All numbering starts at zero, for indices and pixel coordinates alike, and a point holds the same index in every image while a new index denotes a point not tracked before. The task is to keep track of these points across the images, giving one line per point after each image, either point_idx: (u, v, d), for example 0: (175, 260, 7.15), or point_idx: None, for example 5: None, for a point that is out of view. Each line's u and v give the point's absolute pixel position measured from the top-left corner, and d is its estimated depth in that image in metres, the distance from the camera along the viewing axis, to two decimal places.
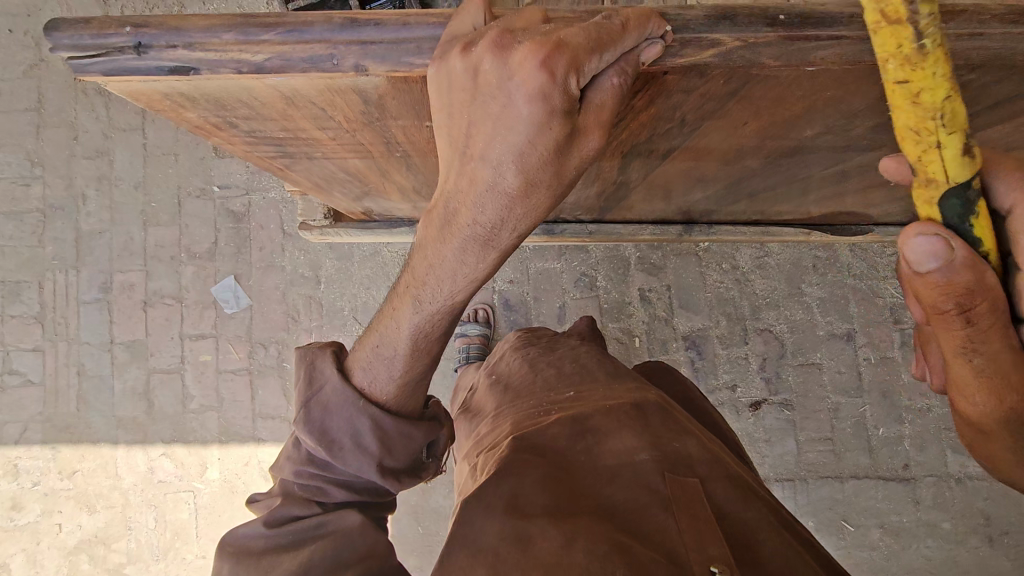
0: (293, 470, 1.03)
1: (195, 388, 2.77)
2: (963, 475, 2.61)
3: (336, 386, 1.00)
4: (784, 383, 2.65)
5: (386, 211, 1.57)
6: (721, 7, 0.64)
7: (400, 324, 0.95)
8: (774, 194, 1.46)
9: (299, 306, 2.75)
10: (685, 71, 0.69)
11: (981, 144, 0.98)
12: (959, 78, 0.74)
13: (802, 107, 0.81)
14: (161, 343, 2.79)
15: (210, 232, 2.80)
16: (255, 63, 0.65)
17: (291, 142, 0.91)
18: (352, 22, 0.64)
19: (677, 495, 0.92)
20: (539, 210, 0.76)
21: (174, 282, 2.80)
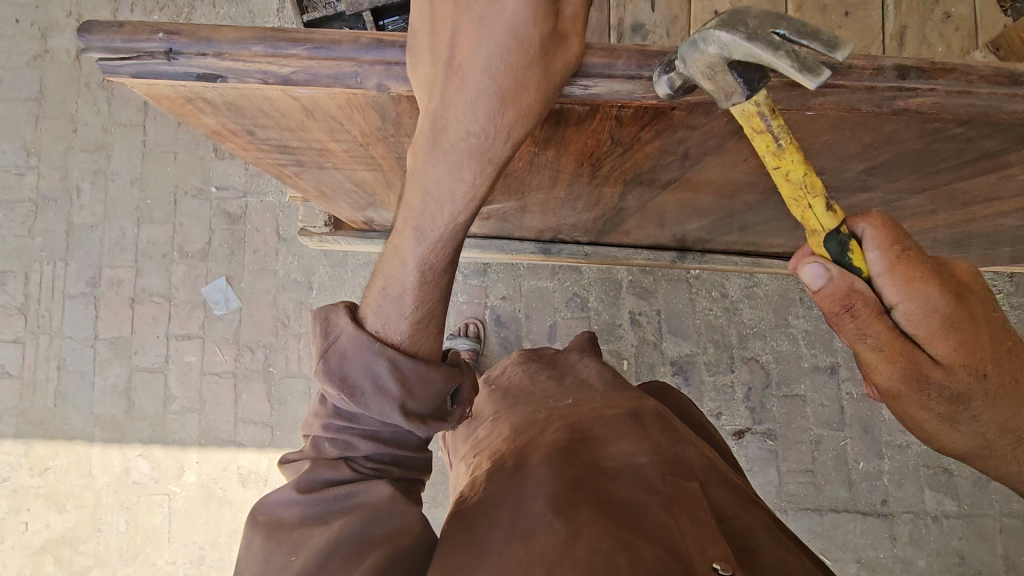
0: (322, 424, 0.98)
1: (177, 389, 2.74)
2: (940, 513, 2.65)
3: (348, 335, 0.86)
4: (767, 413, 2.68)
5: (386, 222, 1.59)
6: None
7: (373, 299, 0.89)
8: (767, 227, 1.50)
9: (290, 311, 2.74)
10: (691, 108, 0.72)
11: (967, 192, 1.02)
12: (950, 132, 0.77)
13: (800, 148, 0.84)
14: (147, 341, 2.76)
15: (204, 232, 2.79)
16: (282, 76, 0.68)
17: (305, 150, 0.92)
18: (379, 43, 0.67)
19: (677, 495, 0.97)
20: (533, 118, 0.68)
21: (163, 280, 2.78)
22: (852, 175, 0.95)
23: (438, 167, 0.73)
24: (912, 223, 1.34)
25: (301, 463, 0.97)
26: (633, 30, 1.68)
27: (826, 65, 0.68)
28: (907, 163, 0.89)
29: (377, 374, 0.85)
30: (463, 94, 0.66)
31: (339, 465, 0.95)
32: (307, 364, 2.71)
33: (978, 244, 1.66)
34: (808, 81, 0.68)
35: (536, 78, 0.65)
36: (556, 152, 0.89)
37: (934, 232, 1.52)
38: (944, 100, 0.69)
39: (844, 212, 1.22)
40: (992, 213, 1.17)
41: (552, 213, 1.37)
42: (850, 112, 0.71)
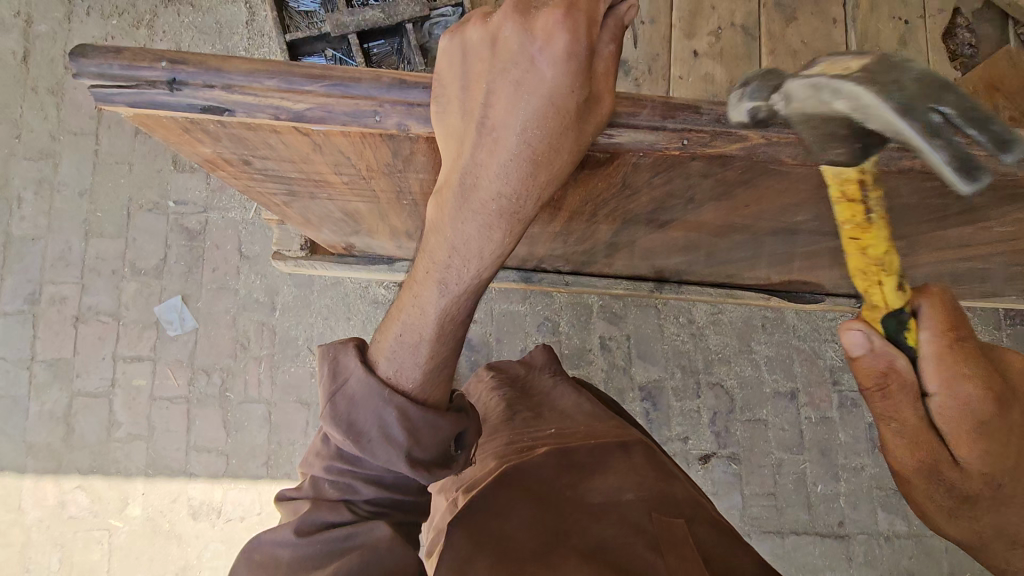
0: (323, 466, 0.93)
1: (123, 415, 2.55)
2: (891, 534, 2.75)
3: (356, 380, 0.85)
4: (732, 438, 2.74)
5: (366, 247, 1.54)
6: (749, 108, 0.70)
7: (387, 345, 0.88)
8: (743, 261, 1.54)
9: (250, 332, 2.61)
10: (710, 159, 0.74)
11: (942, 240, 1.07)
12: (946, 189, 0.81)
13: (801, 198, 0.87)
14: (91, 364, 2.58)
15: (159, 247, 2.65)
16: (295, 111, 0.66)
17: (300, 181, 0.89)
18: (401, 83, 0.66)
19: (665, 534, 0.95)
20: (562, 178, 0.70)
21: (112, 299, 2.61)
22: (840, 222, 0.99)
23: (467, 226, 0.73)
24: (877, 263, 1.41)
25: (300, 504, 0.92)
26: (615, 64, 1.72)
27: None
28: (895, 214, 0.93)
29: (386, 424, 0.83)
30: (497, 158, 0.67)
31: (337, 507, 0.90)
32: (267, 389, 2.59)
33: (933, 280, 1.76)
34: None
35: (569, 142, 0.66)
36: (563, 192, 0.88)
37: (895, 269, 1.60)
38: (944, 160, 0.73)
39: (822, 252, 1.26)
40: (953, 257, 1.24)
41: (539, 244, 1.37)
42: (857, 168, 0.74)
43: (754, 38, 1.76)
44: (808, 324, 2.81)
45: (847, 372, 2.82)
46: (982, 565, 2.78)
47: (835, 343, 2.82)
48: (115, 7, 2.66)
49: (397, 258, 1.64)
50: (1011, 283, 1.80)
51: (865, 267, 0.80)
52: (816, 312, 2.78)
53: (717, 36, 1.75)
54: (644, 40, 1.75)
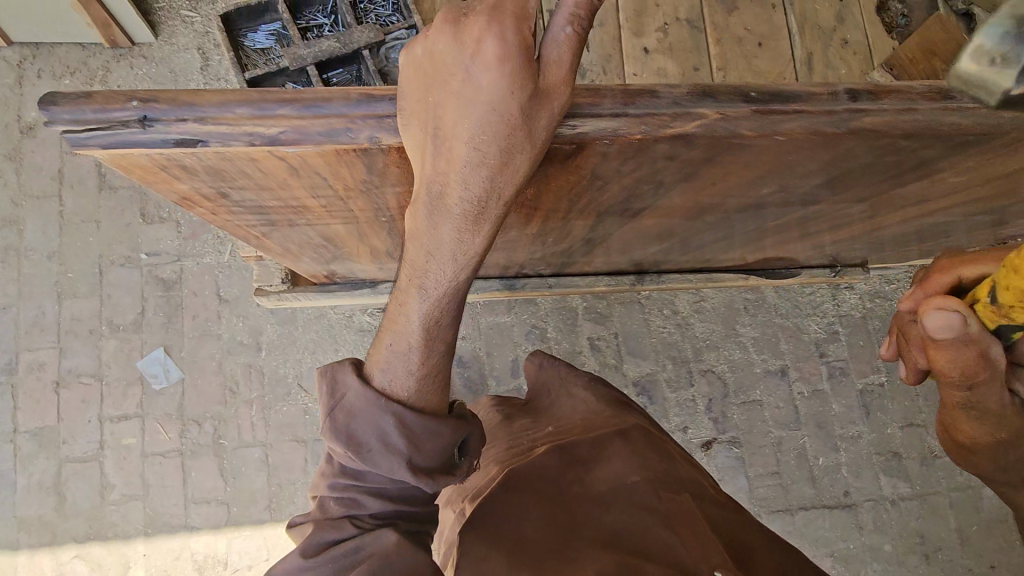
0: (327, 484, 0.93)
1: (115, 477, 2.49)
2: (896, 496, 2.80)
3: (353, 392, 0.86)
4: (730, 422, 2.77)
5: (347, 273, 1.55)
6: (703, 87, 0.74)
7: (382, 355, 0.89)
8: (718, 244, 1.58)
9: (238, 376, 2.58)
10: (674, 140, 0.76)
11: (899, 197, 1.12)
12: (898, 145, 0.85)
13: (763, 169, 0.90)
14: (76, 428, 2.51)
15: (136, 301, 2.61)
16: (269, 136, 0.68)
17: (277, 210, 0.90)
18: (368, 98, 0.68)
19: (674, 513, 0.96)
20: (524, 174, 0.72)
21: (92, 359, 2.56)
22: (803, 190, 1.03)
23: (441, 223, 0.76)
24: (845, 229, 1.47)
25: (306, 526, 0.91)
26: None
27: (791, 95, 0.75)
28: (853, 175, 0.97)
29: (386, 430, 0.85)
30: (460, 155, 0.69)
31: (342, 524, 0.90)
32: (262, 431, 2.55)
33: (899, 242, 1.82)
34: (778, 109, 0.75)
35: (521, 141, 0.68)
36: (537, 189, 0.91)
37: (861, 235, 1.66)
38: (889, 118, 0.78)
39: (792, 223, 1.31)
40: (914, 215, 1.30)
41: (517, 249, 1.39)
42: (812, 133, 0.78)
43: (699, 31, 1.86)
44: (788, 300, 2.87)
45: (832, 344, 2.88)
46: (988, 516, 2.83)
47: (816, 316, 2.88)
48: (66, 66, 2.65)
49: (378, 281, 1.65)
50: (973, 237, 1.87)
51: None
52: (792, 288, 2.85)
53: (665, 31, 1.86)
54: (596, 44, 1.82)
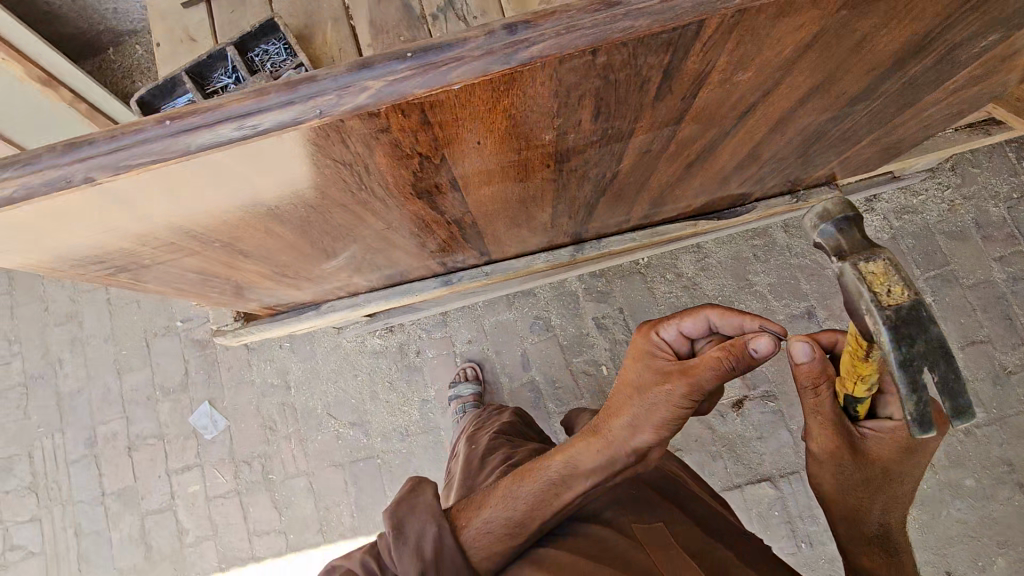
0: (358, 558, 1.17)
1: (189, 521, 2.82)
2: (968, 424, 2.46)
3: (432, 499, 1.19)
4: (761, 376, 2.70)
5: (286, 303, 1.73)
6: (359, 58, 0.71)
7: (551, 463, 1.17)
8: (643, 193, 1.56)
9: (275, 414, 2.87)
10: (361, 117, 0.75)
11: (726, 96, 1.00)
12: (611, 59, 0.77)
13: (503, 115, 0.85)
14: (150, 484, 2.88)
15: (179, 364, 2.98)
16: (9, 197, 0.73)
17: (115, 255, 1.01)
18: (72, 146, 0.71)
19: (646, 535, 1.12)
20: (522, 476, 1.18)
21: (154, 422, 2.93)
22: (589, 127, 0.98)
23: (630, 379, 1.15)
24: (745, 148, 1.35)
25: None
26: None
27: (445, 44, 0.71)
28: (619, 99, 0.90)
29: (498, 507, 1.16)
30: (672, 390, 1.06)
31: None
32: (303, 462, 2.81)
33: (854, 145, 1.64)
34: (435, 60, 0.71)
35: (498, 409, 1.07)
36: (349, 183, 0.95)
37: (786, 155, 1.55)
38: (559, 41, 0.71)
39: (661, 156, 1.26)
40: (794, 109, 1.17)
41: (407, 241, 1.39)
42: (486, 76, 0.73)
43: None
44: (800, 240, 2.72)
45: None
46: None
47: None
48: None
49: (320, 304, 1.81)
50: (940, 120, 1.63)
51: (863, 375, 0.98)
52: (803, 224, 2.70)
53: None
54: None
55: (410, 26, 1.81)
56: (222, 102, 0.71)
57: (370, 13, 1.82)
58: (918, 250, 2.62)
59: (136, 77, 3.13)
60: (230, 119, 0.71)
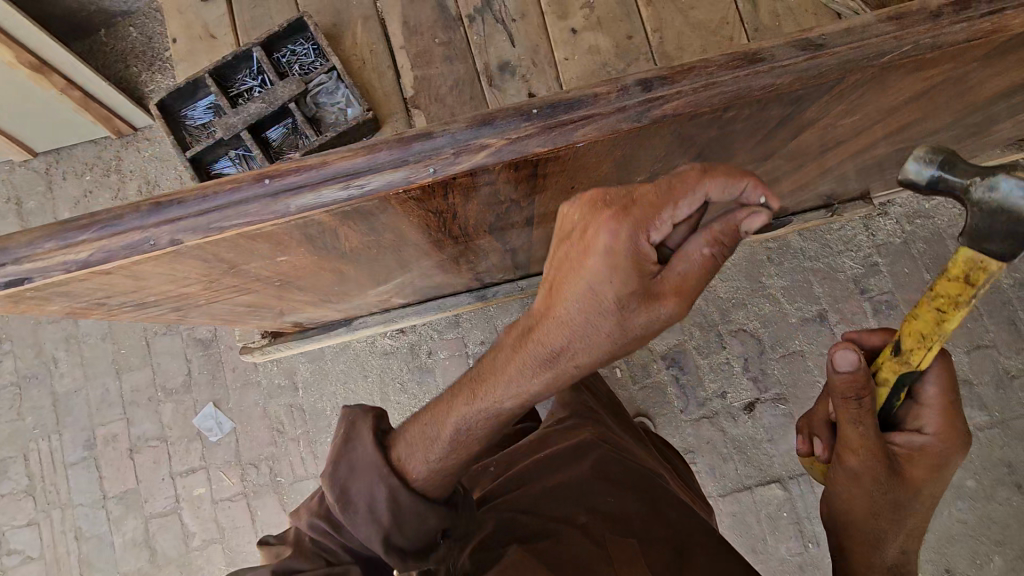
0: (308, 520, 1.13)
1: (194, 525, 2.74)
2: (976, 427, 2.39)
3: (369, 448, 1.08)
4: (771, 379, 2.50)
5: (317, 319, 1.66)
6: (483, 115, 0.77)
7: (487, 383, 0.94)
8: (689, 211, 1.48)
9: (282, 417, 2.76)
10: (475, 173, 0.79)
11: (814, 138, 1.02)
12: (727, 116, 0.83)
13: (604, 165, 0.90)
14: (154, 487, 2.79)
15: (182, 364, 2.85)
16: (81, 259, 0.78)
17: (169, 297, 0.98)
18: (158, 208, 0.77)
19: (616, 552, 1.05)
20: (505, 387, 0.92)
21: (156, 423, 2.82)
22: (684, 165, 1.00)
23: (588, 292, 0.82)
24: (805, 171, 1.32)
25: (280, 549, 1.11)
26: (501, 69, 1.68)
27: (577, 101, 0.77)
28: (719, 145, 0.95)
29: (440, 458, 1.02)
30: (657, 311, 0.80)
31: (306, 557, 1.07)
32: (311, 465, 2.71)
33: (904, 158, 1.56)
34: (567, 116, 0.77)
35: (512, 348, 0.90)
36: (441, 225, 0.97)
37: (838, 170, 1.47)
38: (694, 98, 0.77)
39: (727, 188, 1.27)
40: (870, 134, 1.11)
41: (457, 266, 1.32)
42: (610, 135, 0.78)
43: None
44: (817, 243, 2.54)
45: (872, 277, 2.51)
46: None
47: (850, 252, 2.52)
48: (85, 163, 2.86)
49: (351, 318, 1.74)
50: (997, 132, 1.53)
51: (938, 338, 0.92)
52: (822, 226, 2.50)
53: (590, 7, 1.69)
54: (521, 37, 1.69)
55: (445, 27, 1.69)
56: (327, 163, 0.76)
57: (403, 13, 1.70)
58: (930, 255, 2.48)
59: (131, 60, 2.93)
60: (338, 178, 0.76)
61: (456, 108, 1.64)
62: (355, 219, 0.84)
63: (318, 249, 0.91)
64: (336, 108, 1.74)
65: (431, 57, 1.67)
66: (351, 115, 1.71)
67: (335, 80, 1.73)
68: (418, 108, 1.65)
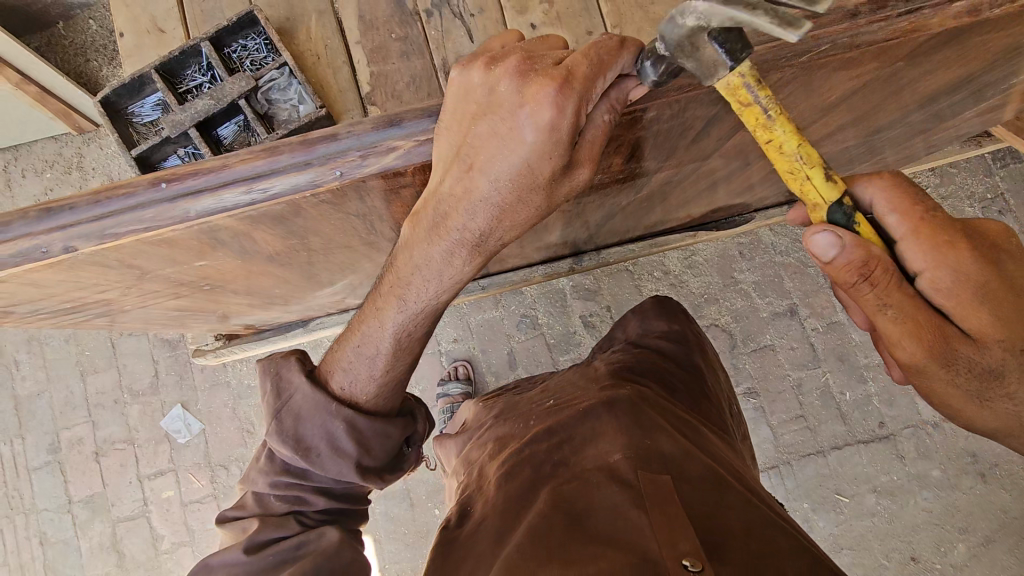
0: (267, 482, 1.05)
1: (163, 528, 2.69)
2: (938, 418, 2.42)
3: (308, 391, 1.01)
4: (742, 372, 2.50)
5: (272, 320, 1.63)
6: (388, 118, 0.80)
7: (407, 275, 0.91)
8: (645, 207, 1.47)
9: (252, 417, 2.71)
10: (389, 176, 0.82)
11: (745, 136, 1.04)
12: (645, 117, 0.85)
13: None
14: (121, 490, 2.73)
15: (149, 365, 2.78)
16: None
17: (84, 295, 0.98)
18: (48, 212, 0.78)
19: (649, 490, 0.93)
20: (461, 265, 0.88)
21: (122, 426, 2.76)
22: (621, 165, 1.02)
23: (516, 173, 0.76)
24: (757, 166, 1.31)
25: (247, 522, 1.02)
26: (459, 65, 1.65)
27: None
28: (652, 146, 0.98)
29: (383, 370, 1.01)
30: (574, 179, 0.80)
31: (285, 522, 1.01)
32: None
33: (862, 155, 1.56)
34: None
35: (429, 254, 0.87)
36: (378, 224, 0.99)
37: None
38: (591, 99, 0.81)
39: (677, 185, 1.28)
40: (811, 123, 1.09)
41: None
42: None
43: None
44: (786, 237, 2.55)
45: None
46: None
47: None
48: (44, 160, 2.78)
49: (309, 319, 1.72)
50: (952, 125, 1.52)
51: (788, 163, 0.79)
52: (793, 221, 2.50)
53: (550, 2, 1.66)
54: (479, 32, 1.65)
55: (402, 22, 1.65)
56: (227, 166, 0.79)
57: (357, 6, 1.66)
58: None
59: (92, 54, 2.85)
60: (239, 182, 0.78)
61: (413, 104, 1.61)
62: (261, 223, 0.86)
63: (226, 256, 0.95)
64: (289, 104, 1.71)
65: (387, 52, 1.64)
66: (304, 112, 1.67)
67: (287, 77, 1.69)
68: (374, 105, 1.62)
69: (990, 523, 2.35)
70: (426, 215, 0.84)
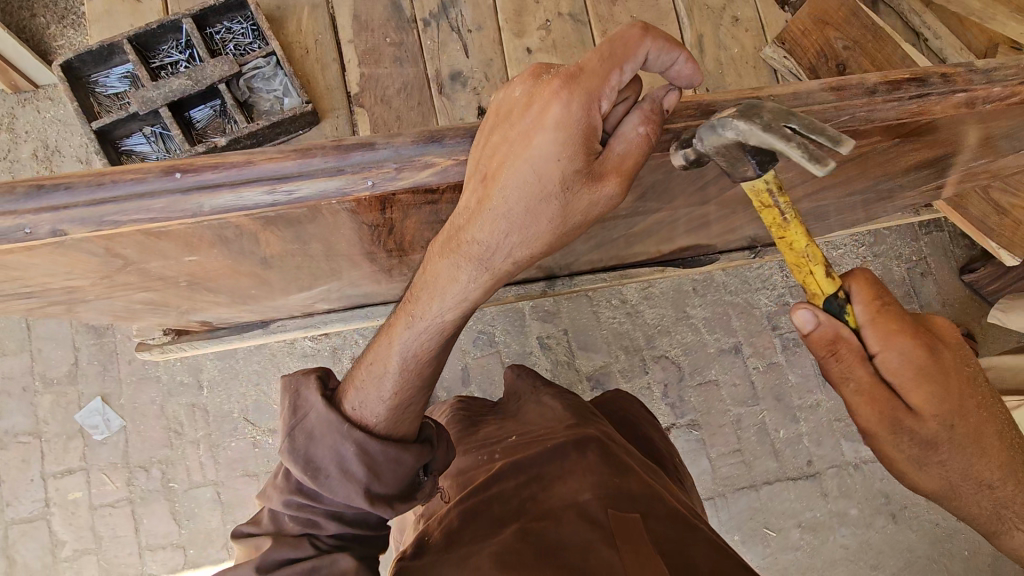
0: (281, 500, 0.99)
1: (66, 532, 2.45)
2: (859, 460, 2.59)
3: (323, 412, 0.98)
4: (688, 405, 2.59)
5: (228, 319, 1.53)
6: (428, 134, 0.79)
7: (420, 292, 0.89)
8: (625, 241, 1.50)
9: (181, 416, 2.51)
10: (412, 192, 0.81)
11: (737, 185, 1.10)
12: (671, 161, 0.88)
13: None
14: (20, 489, 2.46)
15: (68, 352, 2.53)
16: None
17: (43, 280, 0.89)
18: (37, 190, 0.72)
19: (617, 528, 0.94)
20: (472, 284, 0.84)
21: (29, 417, 2.49)
22: (627, 202, 1.05)
23: (528, 179, 0.74)
24: (734, 214, 1.37)
25: (262, 540, 0.98)
26: (452, 78, 1.63)
27: None
28: (661, 187, 1.02)
29: (393, 392, 0.97)
30: (600, 192, 0.75)
31: (299, 543, 0.96)
32: (211, 471, 2.50)
33: (821, 214, 1.66)
34: None
35: (444, 269, 0.85)
36: (380, 235, 0.96)
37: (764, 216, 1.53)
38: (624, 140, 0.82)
39: (659, 224, 1.31)
40: (795, 181, 1.16)
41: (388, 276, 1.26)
42: None
43: (583, 24, 1.69)
44: (737, 278, 2.66)
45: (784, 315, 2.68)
46: None
47: (767, 289, 2.67)
48: None
49: (268, 320, 1.63)
50: (901, 195, 1.65)
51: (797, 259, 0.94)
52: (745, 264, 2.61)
53: (547, 29, 1.68)
54: (475, 49, 1.65)
55: (398, 28, 1.62)
56: (252, 163, 0.75)
57: (352, 6, 1.62)
58: None
59: (39, 9, 2.62)
60: (263, 181, 0.75)
61: (401, 112, 1.58)
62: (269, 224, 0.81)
63: (215, 253, 0.89)
64: (271, 95, 1.64)
65: (379, 56, 1.60)
66: (287, 106, 1.61)
67: (273, 67, 1.63)
68: (361, 107, 1.59)
69: (894, 561, 2.53)
70: (449, 230, 0.84)
